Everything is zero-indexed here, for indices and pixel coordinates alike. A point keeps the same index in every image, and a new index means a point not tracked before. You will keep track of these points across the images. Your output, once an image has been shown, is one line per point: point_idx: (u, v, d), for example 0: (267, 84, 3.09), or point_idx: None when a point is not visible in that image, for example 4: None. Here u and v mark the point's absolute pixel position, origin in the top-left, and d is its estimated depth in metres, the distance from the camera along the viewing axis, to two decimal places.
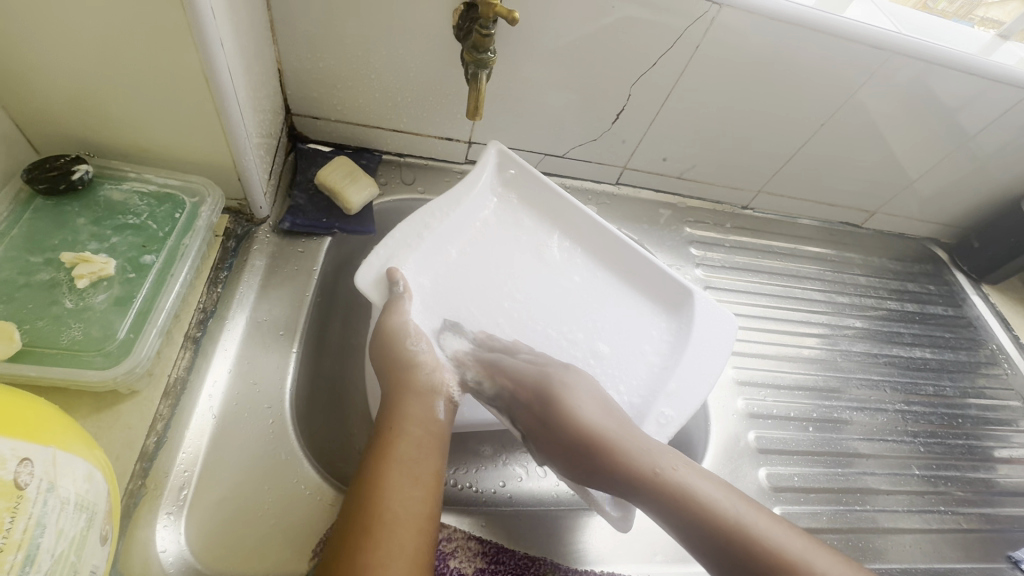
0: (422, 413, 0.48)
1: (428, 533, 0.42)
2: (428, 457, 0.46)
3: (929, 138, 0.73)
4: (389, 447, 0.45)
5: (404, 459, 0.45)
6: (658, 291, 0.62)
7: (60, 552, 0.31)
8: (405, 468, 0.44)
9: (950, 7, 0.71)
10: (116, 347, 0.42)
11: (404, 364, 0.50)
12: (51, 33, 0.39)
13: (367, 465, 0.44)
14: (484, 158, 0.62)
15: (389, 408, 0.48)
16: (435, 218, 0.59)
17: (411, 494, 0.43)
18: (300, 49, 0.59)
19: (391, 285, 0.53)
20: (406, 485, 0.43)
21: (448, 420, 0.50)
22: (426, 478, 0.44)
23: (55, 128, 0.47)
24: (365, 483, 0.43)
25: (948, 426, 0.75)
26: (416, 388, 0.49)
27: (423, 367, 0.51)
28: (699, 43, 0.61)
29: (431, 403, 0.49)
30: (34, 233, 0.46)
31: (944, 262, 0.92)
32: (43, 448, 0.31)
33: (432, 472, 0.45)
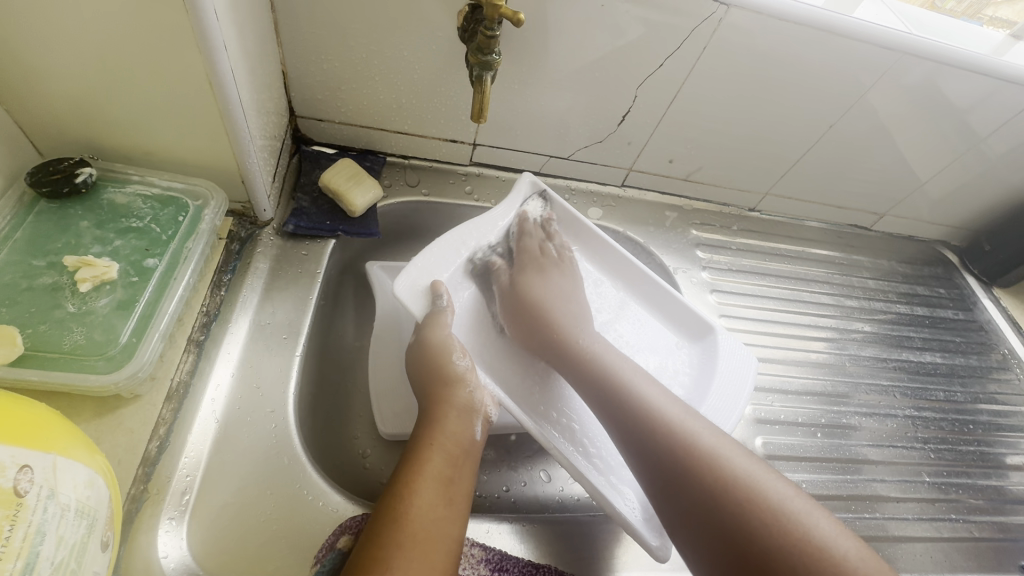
0: (461, 431, 0.48)
1: (455, 553, 0.42)
2: (459, 478, 0.46)
3: (939, 140, 0.72)
4: (422, 462, 0.45)
5: (438, 476, 0.45)
6: (681, 320, 0.62)
7: (61, 559, 0.30)
8: (437, 485, 0.44)
9: (958, 7, 0.70)
10: (119, 351, 0.42)
11: (447, 379, 0.51)
12: (54, 36, 0.39)
13: (403, 476, 0.44)
14: (517, 185, 0.62)
15: (428, 422, 0.49)
16: (471, 237, 0.59)
17: (441, 513, 0.43)
18: (304, 51, 0.58)
19: (434, 299, 0.53)
20: (437, 504, 0.43)
21: (481, 442, 0.50)
22: (460, 497, 0.45)
23: (59, 132, 0.47)
24: (400, 493, 0.43)
25: (959, 432, 0.74)
26: (455, 404, 0.50)
27: (465, 384, 0.51)
28: (706, 44, 0.60)
29: (470, 422, 0.50)
30: (37, 237, 0.45)
31: (954, 265, 0.91)
32: (44, 455, 0.31)
33: (465, 492, 0.45)
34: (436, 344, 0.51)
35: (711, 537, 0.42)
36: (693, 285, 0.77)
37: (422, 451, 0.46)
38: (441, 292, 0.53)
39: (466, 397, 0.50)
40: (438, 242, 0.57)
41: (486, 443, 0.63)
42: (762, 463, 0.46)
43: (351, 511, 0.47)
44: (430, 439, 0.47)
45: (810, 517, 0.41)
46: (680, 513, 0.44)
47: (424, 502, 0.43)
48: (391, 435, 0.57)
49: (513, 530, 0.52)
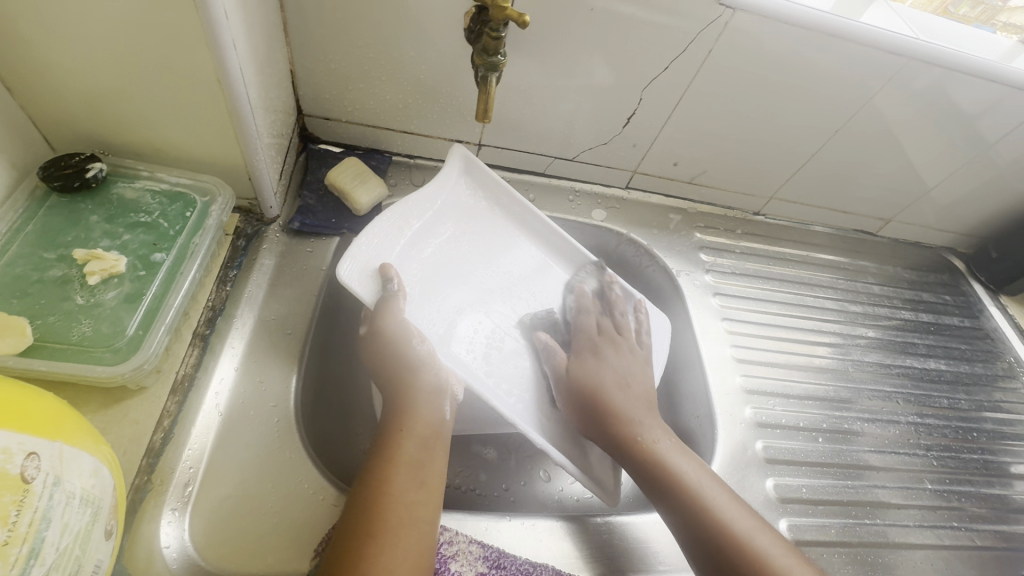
0: (431, 414, 0.49)
1: (431, 538, 0.42)
2: (430, 462, 0.47)
3: (946, 147, 0.72)
4: (395, 449, 0.46)
5: (411, 463, 0.45)
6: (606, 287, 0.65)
7: (65, 546, 0.31)
8: (409, 471, 0.45)
9: (971, 12, 0.68)
10: (125, 343, 0.42)
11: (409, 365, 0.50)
12: (68, 34, 0.40)
13: (375, 464, 0.45)
14: (445, 164, 0.62)
15: (397, 408, 0.49)
16: (414, 215, 0.58)
17: (414, 498, 0.43)
18: (312, 50, 0.59)
19: (385, 282, 0.52)
20: (412, 489, 0.44)
21: (451, 422, 0.50)
22: (432, 482, 0.45)
23: (71, 127, 0.48)
24: (372, 482, 0.43)
25: (963, 440, 0.73)
26: (422, 389, 0.50)
27: (430, 368, 0.50)
28: (712, 47, 0.60)
29: (439, 404, 0.49)
30: (48, 230, 0.46)
31: (961, 272, 0.90)
32: (50, 443, 0.32)
33: (437, 476, 0.46)
34: (391, 331, 0.50)
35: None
36: (696, 288, 0.77)
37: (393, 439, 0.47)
38: (392, 274, 0.52)
39: (433, 380, 0.50)
40: (381, 220, 0.55)
41: (486, 442, 0.63)
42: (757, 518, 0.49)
43: None
44: (400, 426, 0.48)
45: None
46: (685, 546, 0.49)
47: (398, 488, 0.43)
48: None
49: (511, 528, 0.53)
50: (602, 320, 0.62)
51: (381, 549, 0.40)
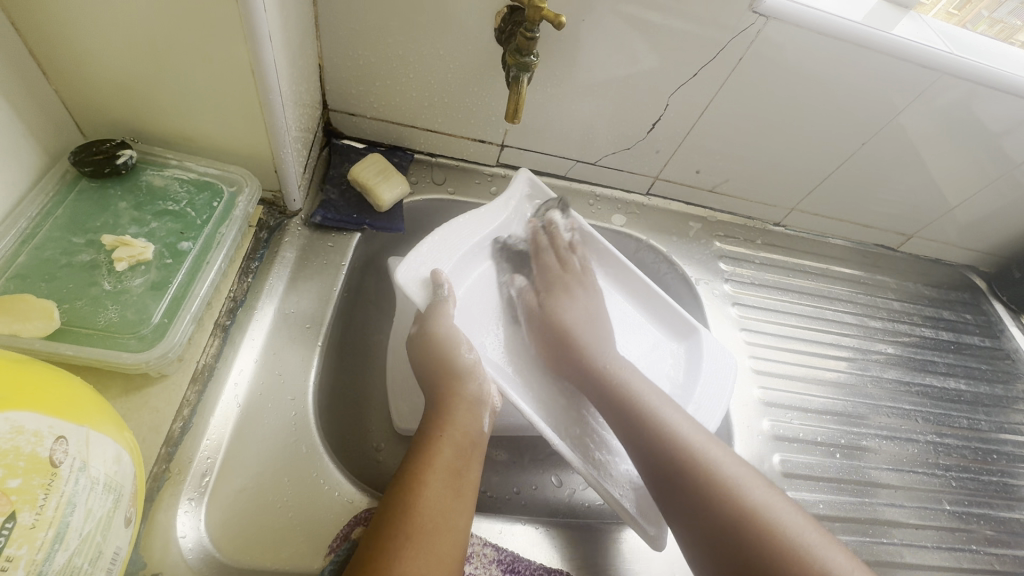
0: (470, 423, 0.48)
1: (464, 547, 0.42)
2: (469, 470, 0.46)
3: (974, 164, 0.71)
4: (432, 453, 0.45)
5: (450, 469, 0.45)
6: (667, 321, 0.63)
7: (87, 531, 0.31)
8: (447, 478, 0.44)
9: (988, 30, 0.68)
10: (150, 331, 0.42)
11: (456, 373, 0.50)
12: (106, 20, 0.40)
13: (411, 467, 0.44)
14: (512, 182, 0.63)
15: (437, 413, 0.49)
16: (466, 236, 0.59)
17: (451, 505, 0.43)
18: (342, 46, 0.59)
19: (437, 288, 0.53)
20: (448, 497, 0.43)
21: (490, 435, 0.50)
22: (467, 490, 0.44)
23: (104, 114, 0.48)
24: (409, 487, 0.43)
25: (982, 462, 0.72)
26: (465, 396, 0.49)
27: (476, 377, 0.51)
28: (741, 56, 0.60)
29: (479, 416, 0.49)
30: (77, 215, 0.46)
31: (982, 291, 0.89)
32: (78, 427, 0.32)
33: (472, 485, 0.45)
34: (440, 336, 0.51)
35: None
36: (714, 297, 0.77)
37: (431, 443, 0.46)
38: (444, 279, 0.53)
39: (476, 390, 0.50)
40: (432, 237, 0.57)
41: (498, 444, 0.63)
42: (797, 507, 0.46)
43: (365, 503, 0.47)
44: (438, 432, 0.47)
45: (826, 551, 0.42)
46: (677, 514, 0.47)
47: (435, 494, 0.43)
48: (405, 431, 0.58)
49: (525, 533, 0.52)
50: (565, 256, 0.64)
51: (416, 556, 0.39)
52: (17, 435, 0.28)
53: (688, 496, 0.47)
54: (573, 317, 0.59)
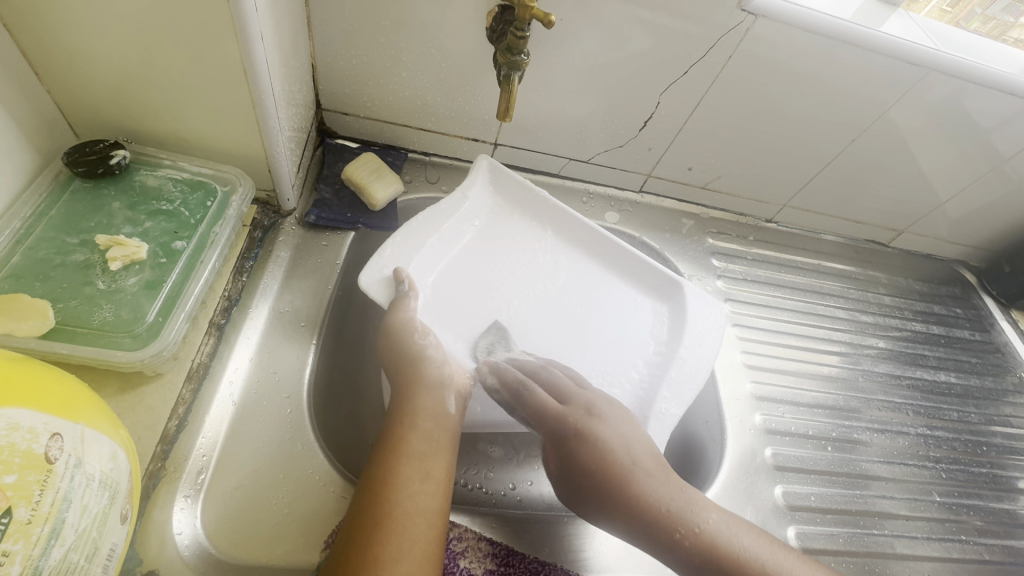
0: (433, 404, 0.49)
1: (439, 529, 0.43)
2: (438, 453, 0.47)
3: (963, 160, 0.72)
4: (400, 440, 0.46)
5: (417, 454, 0.45)
6: (640, 278, 0.64)
7: (83, 528, 0.31)
8: (416, 462, 0.45)
9: (981, 27, 0.69)
10: (144, 329, 0.43)
11: (414, 359, 0.51)
12: (98, 21, 0.40)
13: (381, 456, 0.45)
14: (472, 170, 0.64)
15: (401, 401, 0.49)
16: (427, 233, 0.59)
17: (422, 488, 0.44)
18: (334, 45, 0.59)
19: (397, 285, 0.54)
20: (418, 481, 0.44)
21: (458, 415, 0.50)
22: (438, 472, 0.45)
23: (96, 113, 0.48)
24: (379, 476, 0.44)
25: (972, 454, 0.73)
26: (426, 381, 0.50)
27: (432, 360, 0.52)
28: (731, 53, 0.60)
29: (442, 397, 0.50)
30: (71, 215, 0.47)
31: (972, 285, 0.90)
32: (72, 424, 0.32)
33: (443, 467, 0.46)
34: (397, 327, 0.52)
35: None
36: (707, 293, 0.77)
37: (397, 430, 0.47)
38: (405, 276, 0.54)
39: (436, 372, 0.51)
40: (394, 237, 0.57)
41: (493, 441, 0.63)
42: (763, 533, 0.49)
43: None
44: (403, 418, 0.48)
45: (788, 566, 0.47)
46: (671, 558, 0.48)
47: (404, 479, 0.44)
48: None
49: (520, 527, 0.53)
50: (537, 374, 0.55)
51: (388, 540, 0.40)
52: (13, 431, 0.28)
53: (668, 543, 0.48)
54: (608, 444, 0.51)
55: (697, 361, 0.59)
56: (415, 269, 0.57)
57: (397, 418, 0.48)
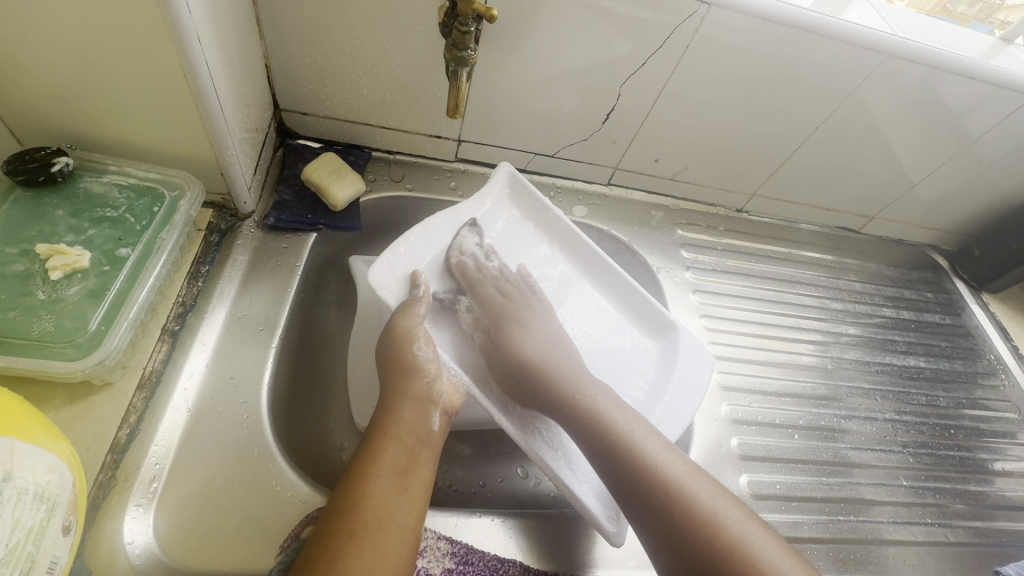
0: (417, 421, 0.48)
1: (407, 542, 0.42)
2: (417, 467, 0.46)
3: (927, 144, 0.72)
4: (377, 451, 0.46)
5: (395, 466, 0.45)
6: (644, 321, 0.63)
7: (15, 542, 0.31)
8: (393, 475, 0.44)
9: (969, 10, 0.70)
10: (87, 339, 0.42)
11: (408, 373, 0.50)
12: (26, 26, 0.40)
13: (357, 469, 0.45)
14: (491, 177, 0.64)
15: (385, 414, 0.49)
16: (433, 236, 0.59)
17: (395, 503, 0.43)
18: (287, 44, 0.59)
19: (413, 289, 0.55)
20: (393, 493, 0.43)
21: (441, 432, 0.50)
22: (414, 488, 0.45)
23: (36, 121, 0.47)
24: (352, 491, 0.43)
25: (940, 437, 0.73)
26: (412, 394, 0.49)
27: (424, 374, 0.50)
28: (689, 42, 0.60)
29: (429, 413, 0.49)
30: (11, 225, 0.46)
31: (944, 270, 0.90)
32: (1, 438, 0.31)
33: (420, 482, 0.45)
34: (403, 332, 0.52)
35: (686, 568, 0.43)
36: (676, 284, 0.77)
37: (375, 442, 0.46)
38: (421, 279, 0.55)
39: (424, 386, 0.50)
40: (406, 235, 0.58)
41: (462, 438, 0.63)
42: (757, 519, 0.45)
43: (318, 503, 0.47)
44: (384, 430, 0.47)
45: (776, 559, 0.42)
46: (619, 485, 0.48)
47: (380, 491, 0.43)
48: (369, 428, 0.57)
49: (483, 524, 0.53)
50: (502, 287, 0.61)
51: (356, 552, 0.40)
52: None
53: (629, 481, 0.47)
54: (534, 347, 0.56)
55: (682, 406, 0.58)
56: (430, 268, 0.58)
57: (379, 432, 0.48)
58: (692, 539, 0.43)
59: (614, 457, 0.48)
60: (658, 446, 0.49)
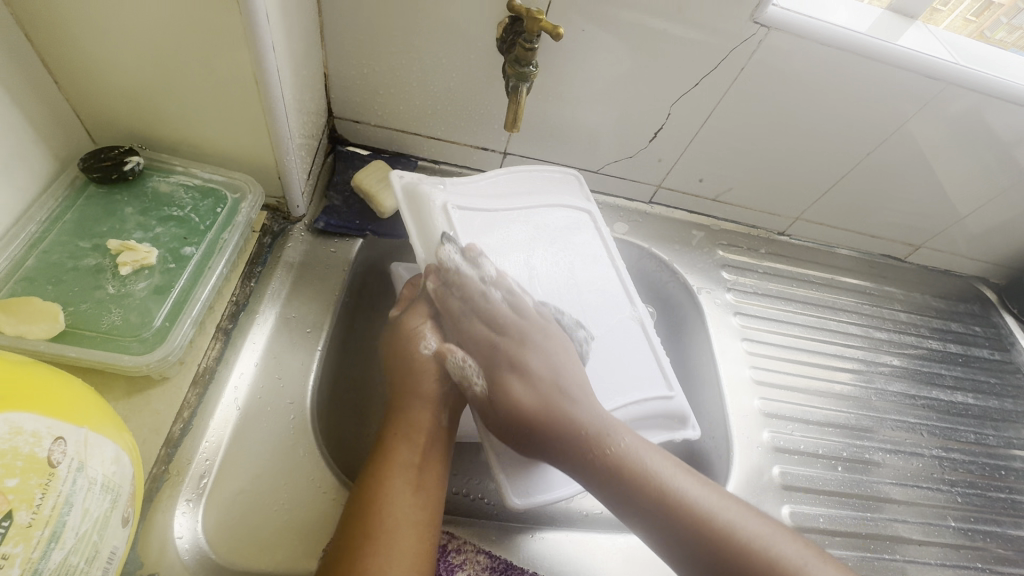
0: (423, 419, 0.47)
1: (430, 542, 0.42)
2: (431, 462, 0.46)
3: (982, 174, 0.70)
4: (392, 452, 0.45)
5: (408, 465, 0.45)
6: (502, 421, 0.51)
7: (84, 531, 0.31)
8: (407, 476, 0.44)
9: (1008, 37, 0.67)
10: (152, 334, 0.43)
11: (431, 374, 0.49)
12: (114, 32, 0.42)
13: (372, 467, 0.45)
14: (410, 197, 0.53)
15: (397, 411, 0.48)
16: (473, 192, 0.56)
17: (413, 500, 0.43)
18: (346, 55, 0.60)
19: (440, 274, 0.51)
20: (410, 492, 0.43)
21: (452, 428, 0.49)
22: (432, 484, 0.45)
23: (112, 122, 0.49)
24: (370, 487, 0.43)
25: (989, 478, 0.71)
26: (421, 395, 0.48)
27: (432, 373, 0.49)
28: (744, 65, 0.60)
29: (434, 412, 0.48)
30: (85, 220, 0.48)
31: (992, 303, 0.87)
32: (77, 428, 0.32)
33: (437, 481, 0.45)
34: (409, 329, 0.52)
35: None
36: (717, 306, 0.76)
37: (391, 440, 0.46)
38: (433, 273, 0.51)
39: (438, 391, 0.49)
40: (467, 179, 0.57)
41: None
42: (755, 511, 0.44)
43: None
44: (401, 428, 0.47)
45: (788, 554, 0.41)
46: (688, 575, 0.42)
47: (395, 490, 0.43)
48: None
49: (521, 540, 0.52)
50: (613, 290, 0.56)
51: (377, 551, 0.40)
52: (16, 436, 0.28)
53: (692, 554, 0.42)
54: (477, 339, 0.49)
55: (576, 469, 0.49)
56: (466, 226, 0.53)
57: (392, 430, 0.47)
58: (733, 558, 0.41)
59: (677, 531, 0.42)
60: (721, 496, 0.44)
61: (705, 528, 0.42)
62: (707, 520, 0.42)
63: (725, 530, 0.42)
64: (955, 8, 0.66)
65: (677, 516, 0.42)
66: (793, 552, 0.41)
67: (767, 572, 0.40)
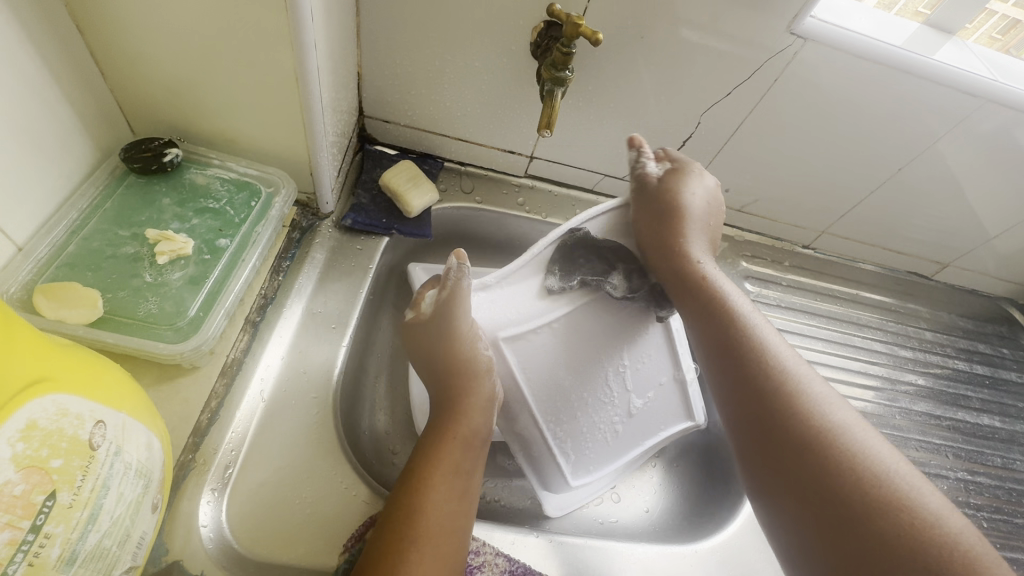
0: (477, 418, 0.48)
1: (463, 550, 0.42)
2: (473, 469, 0.47)
3: (1015, 194, 0.69)
4: (439, 454, 0.45)
5: (454, 468, 0.45)
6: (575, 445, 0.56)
7: (118, 515, 0.32)
8: (453, 478, 0.44)
9: None
10: (186, 323, 0.44)
11: (465, 373, 0.50)
12: (163, 28, 0.43)
13: (416, 468, 0.44)
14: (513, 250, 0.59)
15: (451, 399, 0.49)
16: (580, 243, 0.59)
17: (455, 507, 0.43)
18: (380, 56, 0.61)
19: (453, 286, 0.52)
20: (449, 501, 0.43)
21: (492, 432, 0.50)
22: (469, 492, 0.45)
23: (153, 115, 0.50)
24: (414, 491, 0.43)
25: (1015, 504, 0.69)
26: (478, 395, 0.49)
27: (480, 372, 0.50)
28: (776, 77, 0.60)
29: (487, 412, 0.50)
30: (123, 209, 0.49)
31: (1020, 325, 0.86)
32: (116, 413, 0.33)
33: (472, 490, 0.45)
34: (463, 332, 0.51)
35: (826, 540, 0.36)
36: None
37: (440, 443, 0.46)
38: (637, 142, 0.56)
39: (488, 387, 0.50)
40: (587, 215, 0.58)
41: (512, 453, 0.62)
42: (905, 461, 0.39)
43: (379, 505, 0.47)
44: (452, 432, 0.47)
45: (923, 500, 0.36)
46: (791, 480, 0.39)
47: (438, 498, 0.43)
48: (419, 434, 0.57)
49: (539, 544, 0.51)
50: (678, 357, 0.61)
51: (420, 557, 0.39)
52: (62, 417, 0.29)
53: (809, 460, 0.39)
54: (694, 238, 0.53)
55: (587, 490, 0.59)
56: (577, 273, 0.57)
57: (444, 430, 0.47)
58: (846, 475, 0.38)
59: (791, 421, 0.41)
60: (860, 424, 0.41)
61: (800, 421, 0.41)
62: (820, 435, 0.40)
63: (829, 434, 0.39)
64: (981, 25, 0.64)
65: (801, 418, 0.41)
66: (920, 493, 0.37)
67: (891, 508, 0.36)
